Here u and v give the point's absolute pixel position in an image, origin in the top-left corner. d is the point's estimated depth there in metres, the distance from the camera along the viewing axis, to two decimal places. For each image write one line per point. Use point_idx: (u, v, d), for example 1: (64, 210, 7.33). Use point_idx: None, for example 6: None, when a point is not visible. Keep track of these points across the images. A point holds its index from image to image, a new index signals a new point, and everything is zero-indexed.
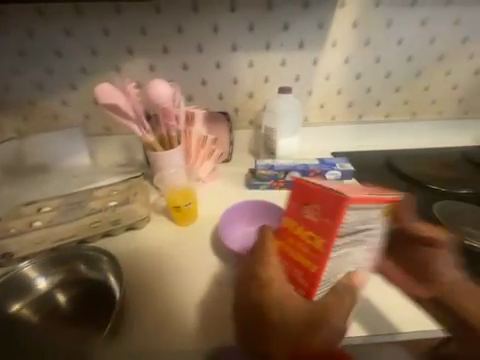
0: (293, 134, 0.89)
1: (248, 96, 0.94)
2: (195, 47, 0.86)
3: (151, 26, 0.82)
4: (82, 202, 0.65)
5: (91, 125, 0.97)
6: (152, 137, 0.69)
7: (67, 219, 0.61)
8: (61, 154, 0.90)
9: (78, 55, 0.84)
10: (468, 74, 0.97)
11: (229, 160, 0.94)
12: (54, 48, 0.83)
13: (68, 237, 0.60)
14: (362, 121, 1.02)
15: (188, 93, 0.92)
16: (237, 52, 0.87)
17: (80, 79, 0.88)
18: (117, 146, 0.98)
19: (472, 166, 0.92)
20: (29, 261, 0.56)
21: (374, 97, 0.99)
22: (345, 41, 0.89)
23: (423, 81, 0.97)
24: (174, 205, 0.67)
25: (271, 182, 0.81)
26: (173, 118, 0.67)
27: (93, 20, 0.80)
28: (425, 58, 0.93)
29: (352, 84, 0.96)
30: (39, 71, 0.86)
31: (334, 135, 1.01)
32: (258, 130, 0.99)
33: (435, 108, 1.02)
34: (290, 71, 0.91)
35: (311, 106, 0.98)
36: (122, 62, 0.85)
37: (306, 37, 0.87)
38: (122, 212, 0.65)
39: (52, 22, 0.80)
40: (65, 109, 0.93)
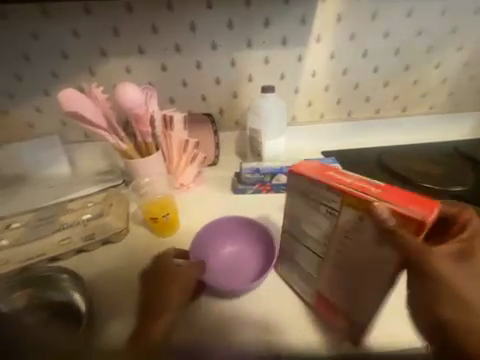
0: (279, 135, 0.85)
1: (233, 96, 0.91)
2: (172, 47, 0.81)
3: (124, 26, 0.77)
4: (54, 218, 0.62)
5: (70, 132, 0.93)
6: (126, 145, 0.64)
7: (37, 236, 0.60)
8: (37, 164, 0.86)
9: (49, 59, 0.80)
10: (458, 66, 0.94)
11: (216, 162, 0.90)
12: (22, 53, 0.78)
13: (37, 255, 0.58)
14: (351, 118, 1.00)
15: (169, 95, 0.88)
16: (217, 52, 0.83)
17: (53, 84, 0.83)
18: (98, 152, 0.94)
19: (463, 161, 0.90)
20: None
21: (363, 93, 0.96)
22: (329, 36, 0.85)
23: (412, 75, 0.94)
24: (152, 217, 0.64)
25: (256, 186, 0.78)
26: (147, 124, 0.63)
27: (61, 22, 0.75)
28: (412, 52, 0.90)
29: (339, 81, 0.93)
30: (8, 77, 0.81)
31: (324, 134, 0.98)
32: (243, 131, 0.96)
33: (425, 101, 1.00)
34: (274, 69, 0.88)
35: (298, 104, 0.95)
36: (95, 65, 0.81)
37: (289, 33, 0.83)
38: (96, 226, 0.63)
39: (16, 24, 0.75)
40: (40, 116, 0.89)
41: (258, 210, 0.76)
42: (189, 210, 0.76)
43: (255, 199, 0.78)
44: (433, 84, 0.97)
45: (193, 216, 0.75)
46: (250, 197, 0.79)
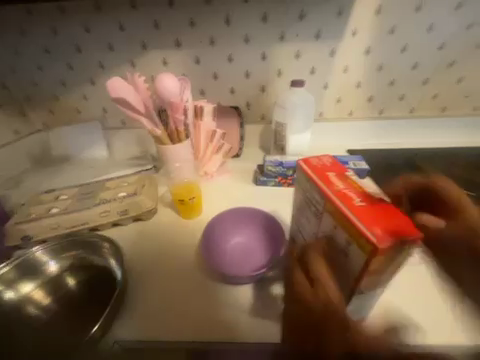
0: (304, 130, 0.86)
1: (260, 90, 0.92)
2: (207, 40, 0.85)
3: (164, 20, 0.82)
4: (94, 193, 0.70)
5: (109, 119, 1.02)
6: (160, 131, 0.69)
7: (81, 207, 0.66)
8: (80, 146, 0.96)
9: (97, 50, 0.88)
10: None
11: (239, 155, 0.94)
12: (74, 45, 0.87)
13: (80, 223, 0.64)
14: (382, 117, 0.96)
15: (199, 87, 0.92)
16: (249, 46, 0.85)
17: (98, 74, 0.92)
18: (132, 139, 1.02)
19: None
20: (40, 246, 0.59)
21: (398, 91, 0.91)
22: (366, 29, 0.82)
23: (457, 72, 0.87)
24: (179, 199, 0.69)
25: (278, 179, 0.80)
26: (181, 111, 0.66)
27: (109, 16, 0.82)
28: (459, 47, 0.83)
29: (373, 78, 0.89)
30: (62, 66, 0.91)
31: (351, 131, 0.96)
32: (269, 125, 0.97)
33: (469, 102, 0.92)
34: (305, 64, 0.87)
35: (326, 100, 0.93)
36: (136, 57, 0.88)
37: (323, 27, 0.81)
38: (130, 203, 0.67)
39: (71, 18, 0.83)
40: (85, 103, 0.98)
41: (278, 202, 0.77)
42: (213, 197, 0.80)
43: (276, 191, 0.80)
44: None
45: (216, 202, 0.78)
46: (271, 189, 0.81)
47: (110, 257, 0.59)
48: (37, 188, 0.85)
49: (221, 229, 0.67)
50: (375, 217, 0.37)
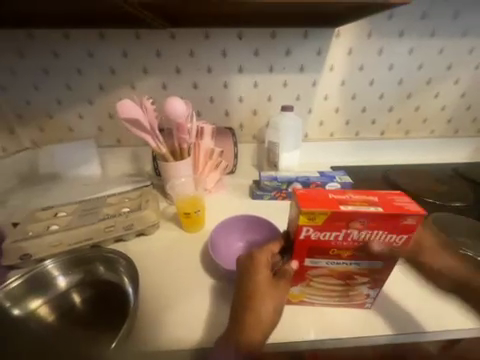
0: (294, 149, 0.95)
1: (253, 113, 1.02)
2: (204, 69, 0.94)
3: (165, 49, 0.90)
4: (98, 209, 0.72)
5: (104, 137, 1.03)
6: (164, 149, 0.75)
7: (84, 223, 0.67)
8: (73, 163, 0.95)
9: (98, 74, 0.92)
10: (455, 97, 1.05)
11: (234, 171, 1.01)
12: (76, 68, 0.91)
13: (84, 239, 0.64)
14: (358, 138, 1.10)
15: (197, 109, 1.00)
16: (242, 74, 0.95)
17: (97, 95, 0.95)
18: (127, 157, 1.03)
19: (463, 181, 0.98)
20: (52, 260, 0.61)
21: (369, 116, 1.06)
22: (340, 66, 0.97)
23: (413, 102, 1.05)
24: (184, 213, 0.71)
25: (274, 193, 0.86)
26: (185, 132, 0.74)
27: (113, 44, 0.89)
28: (414, 82, 1.01)
29: (348, 105, 1.04)
30: (61, 87, 0.94)
31: (333, 150, 1.08)
32: (260, 144, 1.06)
33: (426, 126, 1.10)
34: (291, 92, 0.99)
35: (311, 123, 1.06)
36: (137, 81, 0.94)
37: (306, 62, 0.95)
38: (135, 217, 0.69)
39: (75, 44, 0.88)
40: (80, 122, 1.00)
41: (274, 214, 0.82)
42: (213, 211, 0.84)
43: (271, 204, 0.86)
44: (433, 111, 1.07)
45: (216, 216, 0.81)
46: (268, 203, 0.86)
47: (125, 275, 0.60)
48: (27, 207, 0.83)
49: (223, 243, 0.70)
50: (319, 197, 0.47)
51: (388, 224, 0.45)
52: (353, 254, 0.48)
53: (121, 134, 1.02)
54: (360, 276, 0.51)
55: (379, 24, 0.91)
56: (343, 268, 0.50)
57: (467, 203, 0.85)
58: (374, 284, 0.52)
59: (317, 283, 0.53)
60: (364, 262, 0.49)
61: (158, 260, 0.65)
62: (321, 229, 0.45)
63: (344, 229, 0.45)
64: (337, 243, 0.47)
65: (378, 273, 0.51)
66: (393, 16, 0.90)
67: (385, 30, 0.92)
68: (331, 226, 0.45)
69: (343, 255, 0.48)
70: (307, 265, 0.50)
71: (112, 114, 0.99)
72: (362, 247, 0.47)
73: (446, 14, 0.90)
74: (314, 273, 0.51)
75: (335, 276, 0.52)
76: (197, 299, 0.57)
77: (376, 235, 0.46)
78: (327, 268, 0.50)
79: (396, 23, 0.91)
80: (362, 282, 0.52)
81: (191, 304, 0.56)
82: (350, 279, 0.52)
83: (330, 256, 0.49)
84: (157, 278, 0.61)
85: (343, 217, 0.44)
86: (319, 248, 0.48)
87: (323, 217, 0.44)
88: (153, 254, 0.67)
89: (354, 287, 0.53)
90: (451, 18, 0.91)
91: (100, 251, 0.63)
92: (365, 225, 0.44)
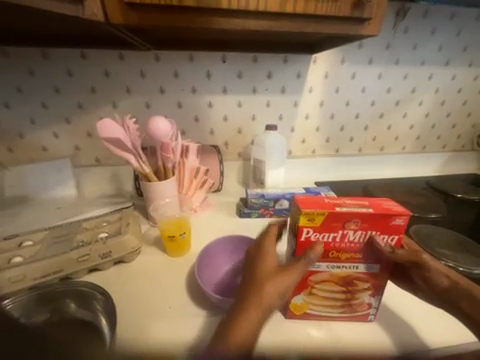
0: (280, 166, 0.96)
1: (237, 132, 1.03)
2: (189, 89, 0.95)
3: (149, 70, 0.91)
4: (71, 235, 0.65)
5: (82, 157, 0.97)
6: (148, 168, 0.72)
7: (54, 253, 0.60)
8: (44, 185, 0.87)
9: (77, 92, 0.89)
10: (421, 117, 1.15)
11: (220, 189, 1.00)
12: (53, 86, 0.87)
13: (53, 273, 0.58)
14: (338, 154, 1.15)
15: (181, 128, 0.99)
16: (227, 95, 0.98)
17: (76, 113, 0.92)
18: (106, 177, 0.97)
19: (436, 193, 1.04)
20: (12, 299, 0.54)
21: (347, 134, 1.13)
22: (318, 88, 1.03)
23: (386, 121, 1.14)
24: (169, 236, 0.67)
25: (261, 210, 0.85)
26: (170, 151, 0.72)
27: (94, 63, 0.87)
28: (385, 103, 1.10)
29: (328, 124, 1.09)
30: (35, 105, 0.89)
31: (316, 166, 1.12)
32: (246, 161, 1.06)
33: (398, 143, 1.19)
34: (274, 111, 1.03)
35: (294, 141, 1.09)
36: (119, 100, 0.92)
37: (287, 84, 1.00)
38: (115, 244, 0.64)
39: (53, 63, 0.85)
40: (56, 141, 0.94)
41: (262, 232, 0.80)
42: (199, 231, 0.80)
43: (259, 222, 0.84)
44: (403, 129, 1.16)
45: (202, 238, 0.77)
46: (256, 220, 0.85)
47: (103, 315, 0.55)
48: None
49: (211, 266, 0.66)
50: (316, 200, 0.49)
51: (382, 224, 0.45)
52: (352, 256, 0.48)
53: (100, 153, 0.98)
54: (360, 281, 0.50)
55: (350, 52, 0.99)
56: (344, 271, 0.49)
57: (442, 214, 0.90)
58: (375, 290, 0.51)
59: (320, 292, 0.51)
60: (363, 264, 0.48)
61: (142, 282, 0.61)
62: (320, 229, 0.46)
63: (341, 229, 0.46)
64: (335, 245, 0.47)
65: (378, 278, 0.50)
66: (362, 45, 0.99)
67: (356, 57, 1.01)
68: (329, 227, 0.46)
69: (342, 258, 0.48)
70: (309, 269, 0.49)
71: (91, 133, 0.95)
72: (361, 249, 0.47)
73: (406, 46, 1.02)
74: (316, 279, 0.50)
75: (337, 282, 0.50)
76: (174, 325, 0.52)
77: (371, 237, 0.47)
78: (328, 273, 0.49)
79: (365, 51, 1.00)
80: (364, 289, 0.50)
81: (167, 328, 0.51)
82: (352, 285, 0.50)
83: (330, 258, 0.48)
84: (139, 300, 0.56)
85: (341, 216, 0.45)
86: (319, 252, 0.47)
87: (321, 217, 0.45)
88: (136, 277, 0.62)
89: (356, 295, 0.51)
90: (411, 49, 1.03)
91: (74, 286, 0.57)
92: (360, 225, 0.45)
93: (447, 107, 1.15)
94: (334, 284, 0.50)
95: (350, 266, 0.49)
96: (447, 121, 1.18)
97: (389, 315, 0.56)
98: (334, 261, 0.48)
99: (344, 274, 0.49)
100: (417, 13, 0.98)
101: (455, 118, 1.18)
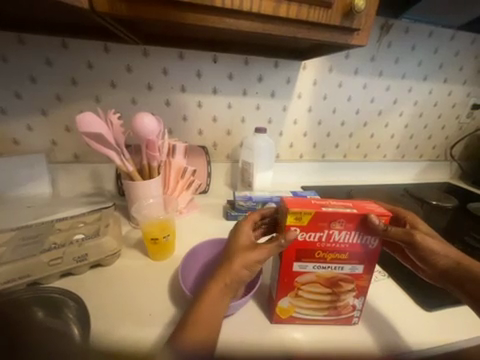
0: (268, 168, 0.97)
1: (226, 133, 1.02)
2: (178, 87, 0.93)
3: (136, 64, 0.87)
4: (42, 237, 0.60)
5: (58, 152, 0.91)
6: (131, 166, 0.69)
7: (21, 255, 0.55)
8: (14, 181, 0.81)
9: (56, 83, 0.84)
10: (401, 127, 1.22)
11: (206, 190, 0.98)
12: (28, 75, 0.81)
13: (19, 277, 0.52)
14: (324, 159, 1.18)
15: (169, 127, 0.97)
16: (217, 95, 0.97)
17: (54, 106, 0.86)
18: (85, 174, 0.92)
19: (413, 200, 1.10)
20: None
21: (333, 140, 1.16)
22: (307, 94, 1.05)
23: (369, 130, 1.18)
24: (152, 237, 0.64)
25: (248, 213, 0.84)
26: (156, 149, 0.69)
27: (76, 54, 0.82)
28: (369, 112, 1.15)
29: (315, 130, 1.12)
30: (7, 94, 0.82)
31: (303, 171, 1.14)
32: (234, 163, 1.05)
33: (380, 151, 1.24)
34: (263, 114, 1.04)
35: (282, 145, 1.10)
36: (103, 94, 0.88)
37: (277, 88, 1.01)
38: (91, 246, 0.59)
39: (31, 50, 0.79)
40: (29, 134, 0.87)
41: None
42: (184, 234, 0.77)
43: None
44: (384, 138, 1.22)
45: (187, 240, 0.75)
46: None
47: (75, 324, 0.50)
48: None
49: (195, 268, 0.64)
50: (304, 200, 0.48)
51: (366, 225, 0.46)
52: (337, 256, 0.48)
53: (79, 149, 0.92)
54: (345, 282, 0.50)
55: (338, 61, 1.03)
56: (329, 272, 0.49)
57: None
58: (359, 291, 0.51)
59: (306, 295, 0.51)
60: (348, 265, 0.49)
61: (120, 287, 0.57)
62: (306, 229, 0.46)
63: (326, 229, 0.46)
64: (321, 245, 0.47)
65: (362, 279, 0.51)
66: (349, 56, 1.03)
67: (343, 67, 1.04)
68: (315, 227, 0.46)
69: (327, 259, 0.48)
70: (295, 270, 0.49)
71: (70, 127, 0.89)
72: (346, 249, 0.48)
73: (389, 59, 1.07)
74: (302, 280, 0.50)
75: (323, 283, 0.50)
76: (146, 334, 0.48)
77: (356, 236, 0.47)
78: (314, 274, 0.49)
79: (351, 62, 1.04)
80: (348, 290, 0.51)
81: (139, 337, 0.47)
82: (337, 286, 0.50)
83: (316, 259, 0.48)
84: (115, 307, 0.52)
85: (326, 216, 0.45)
86: (305, 251, 0.47)
87: (308, 217, 0.45)
88: (114, 281, 0.58)
89: (341, 297, 0.51)
90: (393, 62, 1.08)
91: (42, 292, 0.52)
92: (345, 225, 0.46)
93: (424, 119, 1.23)
94: (320, 285, 0.50)
95: (335, 267, 0.49)
96: (424, 132, 1.26)
97: (371, 319, 0.56)
98: (320, 261, 0.48)
99: (329, 275, 0.50)
100: (399, 29, 1.04)
101: (431, 130, 1.26)
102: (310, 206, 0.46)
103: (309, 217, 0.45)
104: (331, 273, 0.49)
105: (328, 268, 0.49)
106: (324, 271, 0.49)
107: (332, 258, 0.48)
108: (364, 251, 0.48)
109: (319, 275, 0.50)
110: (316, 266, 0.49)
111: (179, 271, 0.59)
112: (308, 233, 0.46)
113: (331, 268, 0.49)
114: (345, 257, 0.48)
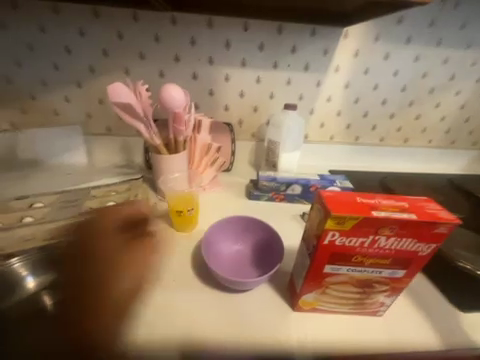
0: (295, 149, 0.92)
1: (253, 110, 0.97)
2: (205, 59, 0.89)
3: (165, 34, 0.84)
4: (81, 203, 0.66)
5: (92, 125, 0.95)
6: (159, 141, 0.70)
7: (64, 217, 0.61)
8: (55, 151, 0.88)
9: (89, 54, 0.85)
10: (455, 108, 1.05)
11: (230, 169, 0.97)
12: (64, 46, 0.83)
13: (61, 235, 0.59)
14: (358, 143, 1.09)
15: (195, 101, 0.95)
16: (246, 68, 0.91)
17: (88, 78, 0.88)
18: (116, 147, 0.96)
19: (457, 192, 0.98)
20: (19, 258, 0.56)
21: (370, 122, 1.05)
22: (345, 67, 0.94)
23: (415, 110, 1.04)
24: (177, 210, 0.66)
25: (271, 194, 0.82)
26: (183, 123, 0.68)
27: (107, 23, 0.81)
28: (417, 90, 1.00)
29: (351, 109, 1.02)
30: (46, 66, 0.86)
31: (333, 154, 1.06)
32: (259, 142, 1.01)
33: (424, 136, 1.10)
34: (294, 90, 0.96)
35: (312, 124, 1.03)
36: (132, 66, 0.88)
37: (311, 60, 0.91)
38: (121, 214, 0.64)
39: (65, 20, 0.80)
40: (67, 106, 0.92)
41: (268, 216, 0.78)
42: (206, 210, 0.79)
43: (268, 206, 0.82)
44: (432, 121, 1.07)
45: (209, 216, 0.77)
46: (264, 204, 0.82)
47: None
48: None
49: (219, 247, 0.65)
50: (349, 201, 0.44)
51: (420, 230, 0.42)
52: (377, 261, 0.45)
53: (111, 122, 0.95)
54: (379, 284, 0.48)
55: (388, 27, 0.88)
56: (364, 276, 0.47)
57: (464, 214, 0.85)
58: (392, 292, 0.50)
59: (333, 291, 0.50)
60: (387, 270, 0.46)
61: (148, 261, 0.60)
62: (349, 235, 0.43)
63: (372, 235, 0.43)
64: (362, 250, 0.44)
65: (399, 282, 0.48)
66: (402, 21, 0.88)
67: (393, 35, 0.90)
68: (360, 231, 0.42)
69: (366, 263, 0.46)
70: (326, 271, 0.47)
71: (102, 100, 0.91)
72: (389, 255, 0.45)
73: (453, 24, 0.90)
74: (331, 280, 0.48)
75: (354, 284, 0.48)
76: (168, 306, 0.54)
77: (404, 243, 0.43)
78: (347, 275, 0.47)
79: (404, 28, 0.89)
80: (380, 290, 0.49)
81: (165, 310, 0.53)
82: (369, 287, 0.49)
83: (353, 263, 0.46)
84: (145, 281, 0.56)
85: (378, 222, 0.41)
86: (342, 255, 0.45)
87: (354, 223, 0.41)
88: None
89: (371, 295, 0.50)
90: (457, 29, 0.90)
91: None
92: (396, 232, 0.42)
93: None
94: (352, 286, 0.49)
95: (372, 271, 0.47)
96: None
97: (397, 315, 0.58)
98: (357, 265, 0.46)
99: (363, 279, 0.48)
100: None
101: None
102: (357, 210, 0.41)
103: (356, 222, 0.41)
104: (366, 276, 0.47)
105: (364, 272, 0.47)
106: (359, 275, 0.47)
107: (373, 263, 0.46)
108: (410, 257, 0.45)
109: (352, 279, 0.48)
110: (351, 269, 0.47)
111: (203, 254, 0.60)
112: (350, 239, 0.43)
113: (366, 272, 0.47)
114: (387, 263, 0.46)
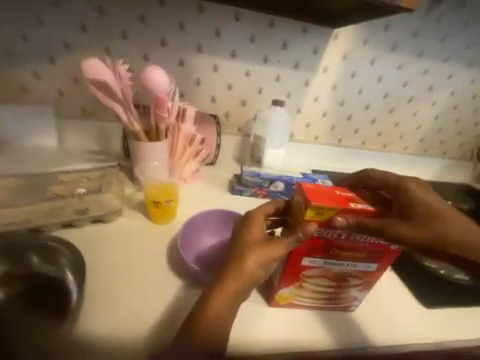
0: (280, 146, 0.91)
1: (241, 104, 0.96)
2: (194, 46, 0.85)
3: (151, 15, 0.79)
4: (44, 187, 0.60)
5: (66, 105, 0.88)
6: (139, 126, 0.66)
7: (24, 202, 0.56)
8: (20, 130, 0.79)
9: (64, 27, 0.78)
10: (430, 118, 1.11)
11: (213, 163, 0.94)
12: (35, 15, 0.75)
13: (21, 222, 0.53)
14: (340, 145, 1.11)
15: (181, 90, 0.91)
16: (235, 60, 0.89)
17: (62, 54, 0.81)
18: (92, 132, 0.89)
19: None
20: None
21: (353, 125, 1.08)
22: (333, 69, 0.95)
23: (395, 117, 1.09)
24: (154, 201, 0.62)
25: (254, 190, 0.81)
26: (165, 109, 0.65)
27: None
28: (397, 98, 1.05)
29: (336, 111, 1.04)
30: (13, 35, 0.77)
31: (316, 154, 1.08)
32: (245, 137, 1.00)
33: (402, 142, 1.16)
34: (283, 87, 0.96)
35: (298, 123, 1.04)
36: (114, 46, 0.81)
37: (301, 58, 0.91)
38: (93, 201, 0.60)
39: None
40: (37, 82, 0.83)
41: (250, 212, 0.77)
42: (187, 203, 0.76)
43: (251, 201, 0.81)
44: (409, 129, 1.13)
45: (189, 209, 0.74)
46: (247, 199, 0.81)
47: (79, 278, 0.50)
48: None
49: (195, 239, 0.63)
50: (328, 193, 0.44)
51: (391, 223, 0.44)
52: (352, 255, 0.46)
53: (87, 104, 0.88)
54: (353, 278, 0.49)
55: (375, 33, 0.91)
56: (340, 270, 0.48)
57: None
58: (364, 286, 0.51)
59: (308, 285, 0.50)
60: (361, 263, 0.48)
61: (123, 253, 0.57)
62: (328, 227, 0.43)
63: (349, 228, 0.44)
64: (338, 243, 0.45)
65: (373, 276, 0.50)
66: (388, 29, 0.91)
67: (380, 41, 0.92)
68: (338, 224, 0.43)
69: (341, 256, 0.46)
70: (303, 264, 0.47)
71: (78, 80, 0.84)
72: (363, 249, 0.46)
73: (434, 37, 0.94)
74: (308, 274, 0.48)
75: (329, 278, 0.49)
76: (139, 300, 0.50)
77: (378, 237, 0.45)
78: (323, 269, 0.48)
79: (390, 36, 0.92)
80: (354, 285, 0.51)
81: (135, 306, 0.49)
82: (344, 280, 0.50)
83: (329, 256, 0.46)
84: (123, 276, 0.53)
85: (356, 215, 0.42)
86: (319, 248, 0.45)
87: (334, 215, 0.42)
88: (120, 239, 0.59)
89: (344, 290, 0.51)
90: (437, 42, 0.95)
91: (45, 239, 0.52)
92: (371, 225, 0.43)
93: (458, 112, 1.12)
94: (327, 280, 0.49)
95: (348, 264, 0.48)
96: (454, 127, 1.15)
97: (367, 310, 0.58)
98: (333, 258, 0.47)
99: (338, 273, 0.49)
100: (452, 3, 0.90)
101: (462, 125, 1.16)
102: (337, 202, 0.42)
103: (336, 214, 0.42)
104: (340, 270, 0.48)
105: (340, 265, 0.48)
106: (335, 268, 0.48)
107: (348, 257, 0.47)
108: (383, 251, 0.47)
109: (327, 272, 0.48)
110: (327, 263, 0.47)
111: (179, 247, 0.58)
112: (328, 231, 0.43)
113: (342, 265, 0.48)
114: (361, 257, 0.47)
